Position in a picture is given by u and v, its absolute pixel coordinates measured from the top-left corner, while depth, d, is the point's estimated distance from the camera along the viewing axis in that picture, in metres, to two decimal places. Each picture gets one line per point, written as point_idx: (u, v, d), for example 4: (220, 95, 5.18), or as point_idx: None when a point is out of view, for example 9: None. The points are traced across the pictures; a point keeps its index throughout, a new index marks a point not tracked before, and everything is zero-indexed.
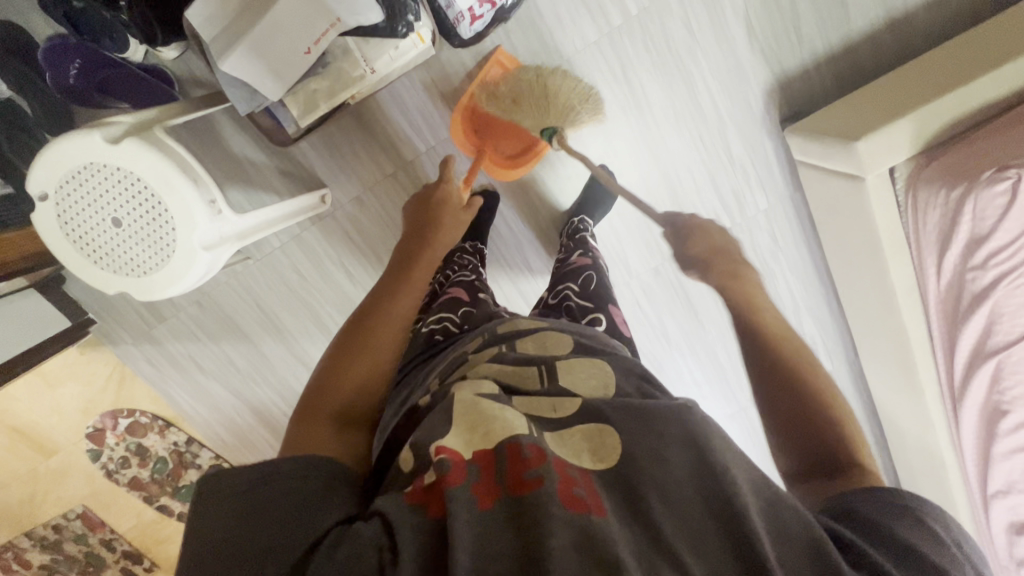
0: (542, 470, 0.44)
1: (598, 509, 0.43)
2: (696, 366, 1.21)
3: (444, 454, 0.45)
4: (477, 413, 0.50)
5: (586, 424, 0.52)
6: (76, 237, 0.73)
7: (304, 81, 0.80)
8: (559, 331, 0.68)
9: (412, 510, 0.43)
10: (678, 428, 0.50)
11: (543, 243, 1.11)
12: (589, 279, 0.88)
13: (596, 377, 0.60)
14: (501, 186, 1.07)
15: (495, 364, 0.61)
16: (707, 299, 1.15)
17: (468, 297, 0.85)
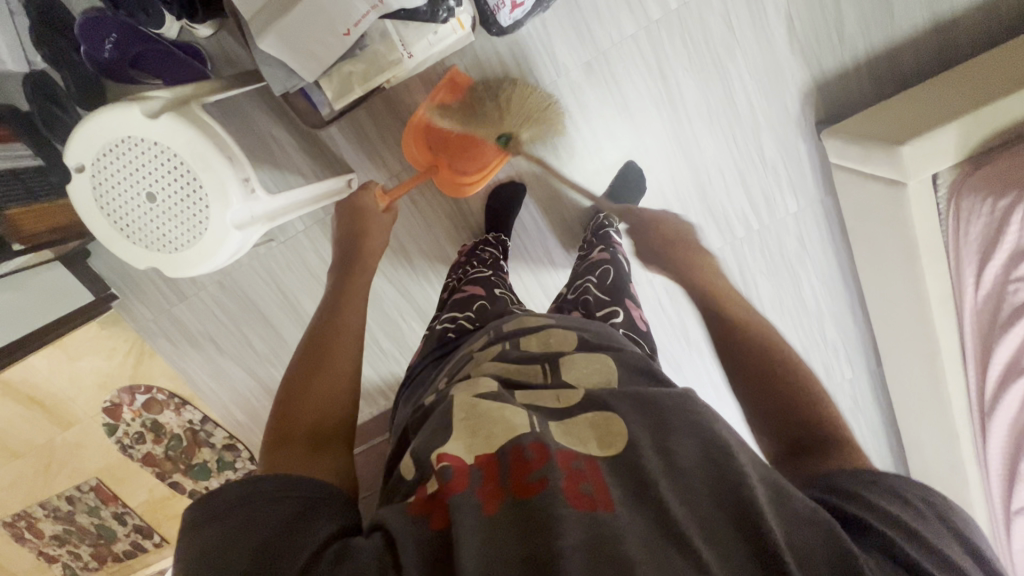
0: (546, 472, 0.44)
1: (605, 505, 0.43)
2: (713, 368, 1.20)
3: (446, 461, 0.45)
4: (474, 415, 0.50)
5: (590, 412, 0.52)
6: (110, 210, 0.73)
7: (340, 63, 0.79)
8: (568, 329, 0.67)
9: (414, 520, 0.43)
10: (687, 420, 0.50)
11: (566, 238, 1.10)
12: (608, 272, 0.87)
13: (601, 372, 0.59)
14: (527, 179, 1.06)
15: (498, 362, 0.61)
16: None
17: (484, 292, 0.84)
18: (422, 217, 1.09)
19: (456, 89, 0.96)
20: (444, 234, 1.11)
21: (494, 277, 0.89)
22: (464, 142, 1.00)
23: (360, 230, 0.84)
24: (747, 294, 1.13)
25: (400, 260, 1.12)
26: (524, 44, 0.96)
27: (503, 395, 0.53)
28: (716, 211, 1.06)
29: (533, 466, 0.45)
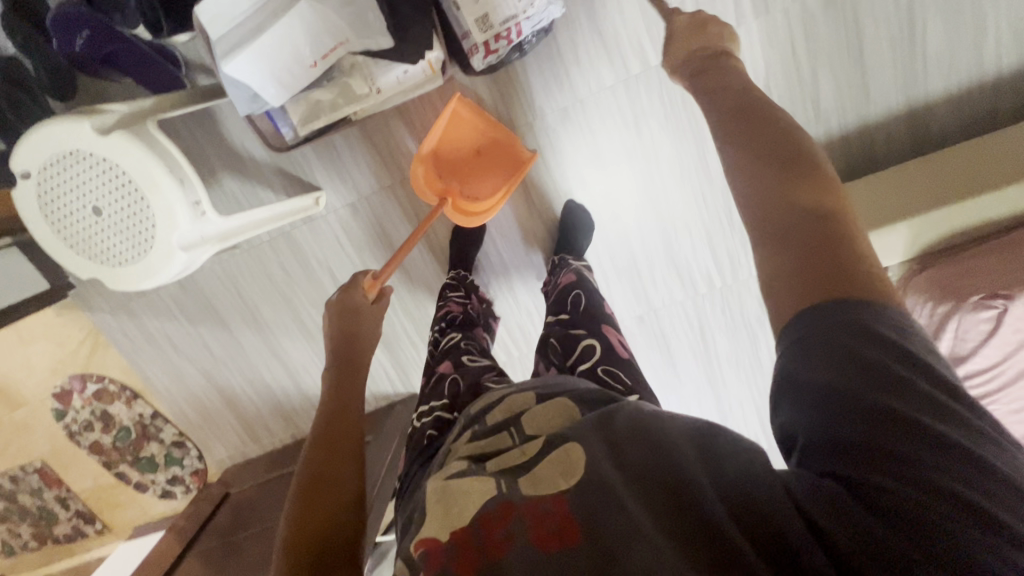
0: (511, 528, 0.44)
1: (570, 536, 0.43)
2: None
3: (423, 547, 0.44)
4: (443, 495, 0.48)
5: (549, 454, 0.49)
6: (56, 219, 0.71)
7: (308, 90, 0.78)
8: (524, 389, 0.65)
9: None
10: (631, 423, 0.49)
11: (531, 277, 1.10)
12: (578, 299, 0.87)
13: (564, 417, 0.58)
14: (497, 215, 1.06)
15: (469, 445, 0.59)
16: (688, 354, 1.14)
17: (454, 366, 0.82)
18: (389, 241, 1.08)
19: (465, 115, 0.94)
20: (410, 259, 1.10)
21: (465, 341, 0.88)
22: (474, 167, 0.99)
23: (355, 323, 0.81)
24: (705, 349, 1.14)
25: None
26: (504, 84, 0.96)
27: (472, 468, 0.51)
28: (680, 265, 1.07)
29: (502, 522, 0.45)
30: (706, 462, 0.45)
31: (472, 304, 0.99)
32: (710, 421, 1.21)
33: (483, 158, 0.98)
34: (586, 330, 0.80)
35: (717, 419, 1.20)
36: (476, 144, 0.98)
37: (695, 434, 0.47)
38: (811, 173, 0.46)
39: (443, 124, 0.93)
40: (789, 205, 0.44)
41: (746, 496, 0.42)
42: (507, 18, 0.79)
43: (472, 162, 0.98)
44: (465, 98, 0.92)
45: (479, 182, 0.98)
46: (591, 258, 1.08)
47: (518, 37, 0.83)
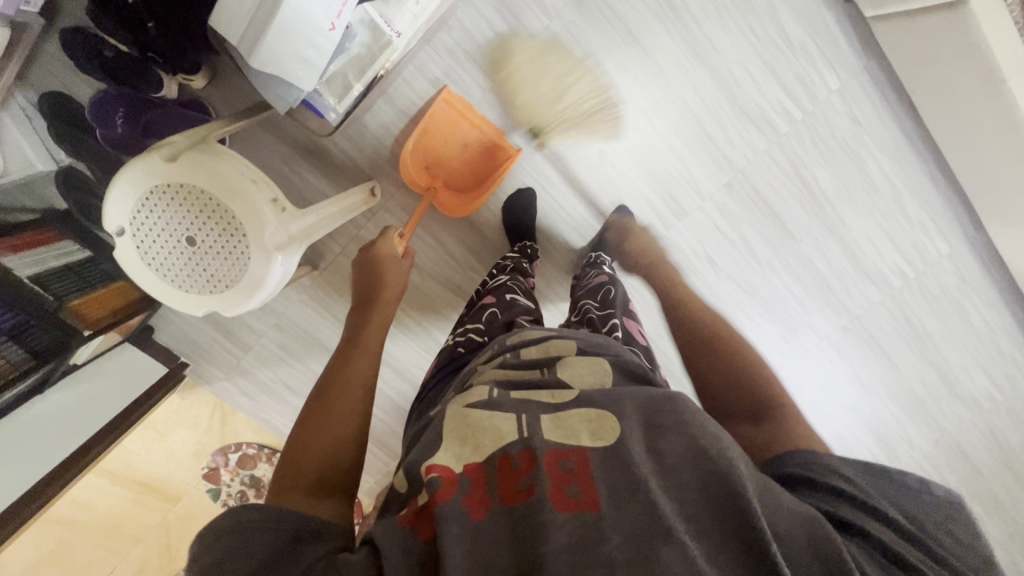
0: (532, 479, 0.45)
1: (591, 505, 0.44)
2: (793, 281, 1.12)
3: (434, 471, 0.45)
4: (462, 424, 0.50)
5: (585, 407, 0.52)
6: (158, 265, 0.73)
7: (332, 65, 0.78)
8: (565, 336, 0.66)
9: (404, 531, 0.43)
10: (677, 418, 0.50)
11: (600, 185, 1.05)
12: (609, 292, 0.87)
13: (595, 373, 0.60)
14: (545, 137, 1.01)
15: (499, 368, 0.62)
16: (791, 204, 1.06)
17: (495, 299, 0.86)
18: None
19: (454, 107, 0.96)
20: (476, 216, 1.09)
21: (511, 283, 0.90)
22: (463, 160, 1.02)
23: (378, 278, 0.79)
24: (807, 190, 1.05)
25: (443, 253, 1.11)
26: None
27: (495, 399, 0.53)
28: (751, 111, 1.00)
29: (519, 474, 0.46)
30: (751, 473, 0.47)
31: (530, 264, 1.00)
32: (841, 268, 1.11)
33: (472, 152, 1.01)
34: (619, 311, 0.82)
35: (847, 261, 1.11)
36: (465, 139, 1.00)
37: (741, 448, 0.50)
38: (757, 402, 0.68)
39: (428, 115, 0.96)
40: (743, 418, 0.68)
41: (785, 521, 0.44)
42: None
43: (461, 155, 1.01)
44: (454, 90, 0.95)
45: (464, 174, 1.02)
46: (652, 135, 1.01)
47: None
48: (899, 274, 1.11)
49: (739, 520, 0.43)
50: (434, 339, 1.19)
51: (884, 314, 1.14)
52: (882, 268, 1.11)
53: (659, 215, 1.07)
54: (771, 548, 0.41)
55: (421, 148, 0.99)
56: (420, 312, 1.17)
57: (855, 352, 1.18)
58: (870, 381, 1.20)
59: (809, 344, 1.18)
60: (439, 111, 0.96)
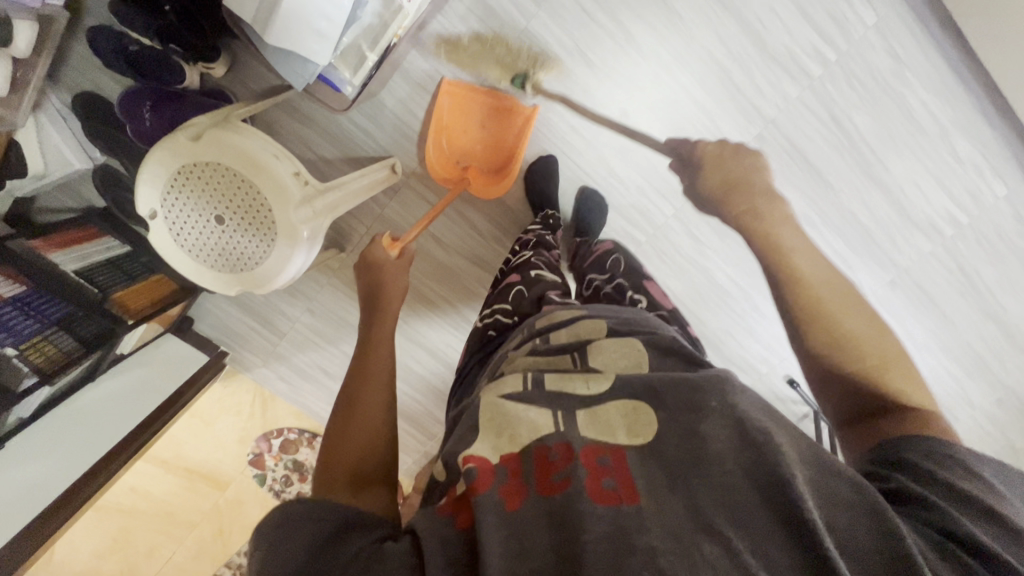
0: (569, 472, 0.43)
1: (629, 498, 0.41)
2: (835, 235, 1.06)
3: (470, 462, 0.44)
4: (499, 416, 0.49)
5: (618, 400, 0.50)
6: (191, 245, 0.74)
7: (345, 37, 0.78)
8: (595, 316, 0.65)
9: (443, 520, 0.43)
10: (721, 401, 0.47)
11: (624, 147, 1.02)
12: (617, 262, 0.92)
13: (631, 359, 0.57)
14: (566, 101, 0.99)
15: (530, 355, 0.60)
16: (829, 153, 1.01)
17: (520, 278, 0.84)
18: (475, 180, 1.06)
19: (457, 93, 0.98)
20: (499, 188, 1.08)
21: (535, 258, 0.88)
22: (483, 140, 1.03)
23: (376, 280, 0.76)
24: (846, 137, 1.00)
25: (468, 228, 1.10)
26: None
27: (527, 391, 0.52)
28: (781, 55, 0.95)
29: (555, 466, 0.44)
30: (806, 462, 0.44)
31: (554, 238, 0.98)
32: (886, 219, 1.05)
33: (493, 131, 1.02)
34: (629, 279, 0.87)
35: (891, 211, 1.04)
36: (480, 117, 1.01)
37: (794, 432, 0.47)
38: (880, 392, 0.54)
39: (436, 111, 0.98)
40: (842, 393, 0.55)
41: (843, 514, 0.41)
42: None
43: (480, 136, 1.02)
44: (452, 79, 0.96)
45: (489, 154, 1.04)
46: (676, 89, 0.98)
47: None
48: (951, 221, 1.05)
49: (784, 509, 0.40)
50: (462, 315, 1.19)
51: (937, 266, 1.08)
52: (932, 216, 1.05)
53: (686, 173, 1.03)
54: (822, 537, 0.38)
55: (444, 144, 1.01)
56: (448, 289, 1.16)
57: (904, 308, 1.12)
58: (922, 339, 1.14)
59: None
60: (445, 102, 0.98)
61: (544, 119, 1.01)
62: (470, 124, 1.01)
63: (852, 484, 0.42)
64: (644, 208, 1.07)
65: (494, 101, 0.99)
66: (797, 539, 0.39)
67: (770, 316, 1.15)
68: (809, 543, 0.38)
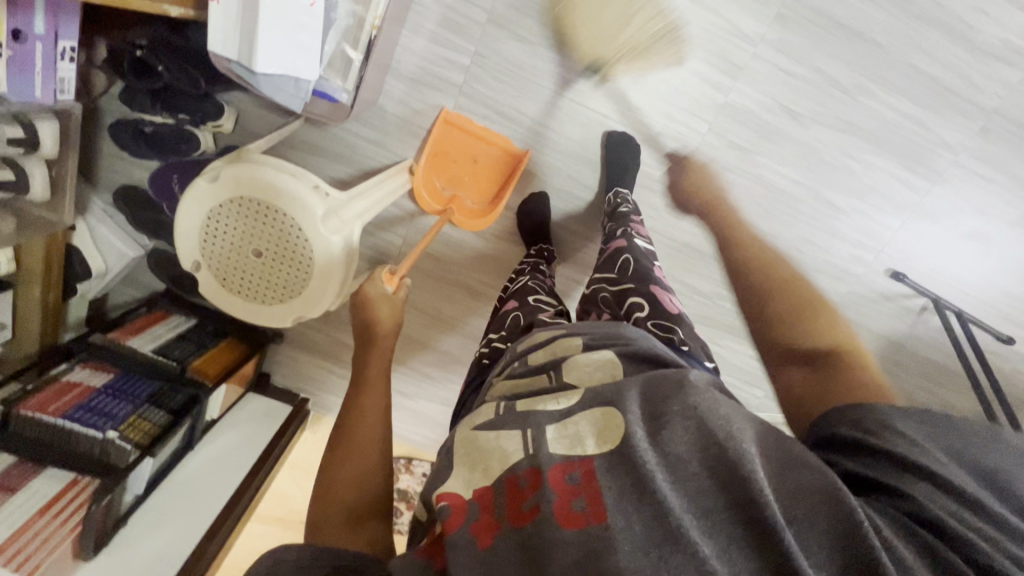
0: (537, 498, 0.41)
1: (596, 518, 0.38)
2: (896, 97, 0.95)
3: (444, 500, 0.44)
4: (471, 446, 0.48)
5: (590, 410, 0.46)
6: (237, 286, 0.76)
7: (327, 44, 0.78)
8: (572, 332, 0.59)
9: (417, 563, 0.43)
10: (684, 401, 0.43)
11: (637, 74, 0.96)
12: (626, 261, 0.81)
13: (606, 370, 0.52)
14: (563, 46, 0.94)
15: (508, 380, 0.57)
16: (864, 8, 0.90)
17: (518, 304, 0.80)
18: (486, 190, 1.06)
19: (455, 126, 0.99)
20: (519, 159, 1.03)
21: (532, 283, 0.85)
22: (474, 175, 1.04)
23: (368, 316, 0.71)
24: None
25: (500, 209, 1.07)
26: None
27: (500, 415, 0.50)
28: None
29: (526, 492, 0.42)
30: (764, 452, 0.41)
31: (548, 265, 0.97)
32: (954, 60, 0.92)
33: (483, 167, 1.04)
34: (636, 283, 0.76)
35: (958, 49, 0.91)
36: (475, 153, 1.03)
37: (748, 421, 0.43)
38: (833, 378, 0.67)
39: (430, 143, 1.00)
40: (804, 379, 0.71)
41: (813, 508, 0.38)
42: None
43: (469, 169, 1.04)
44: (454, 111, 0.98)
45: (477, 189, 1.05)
46: None
47: None
48: None
49: (744, 511, 0.37)
50: None
51: None
52: (1010, 40, 0.91)
53: (712, 82, 0.96)
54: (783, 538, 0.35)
55: (432, 170, 1.04)
56: (497, 277, 1.13)
57: (1005, 154, 0.98)
58: None
59: (944, 165, 1.00)
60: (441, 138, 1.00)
61: (545, 72, 0.95)
62: (461, 159, 1.03)
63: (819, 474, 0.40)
64: (677, 134, 1.00)
65: (493, 140, 1.00)
66: (751, 533, 0.37)
67: (849, 209, 1.04)
68: (759, 527, 0.36)
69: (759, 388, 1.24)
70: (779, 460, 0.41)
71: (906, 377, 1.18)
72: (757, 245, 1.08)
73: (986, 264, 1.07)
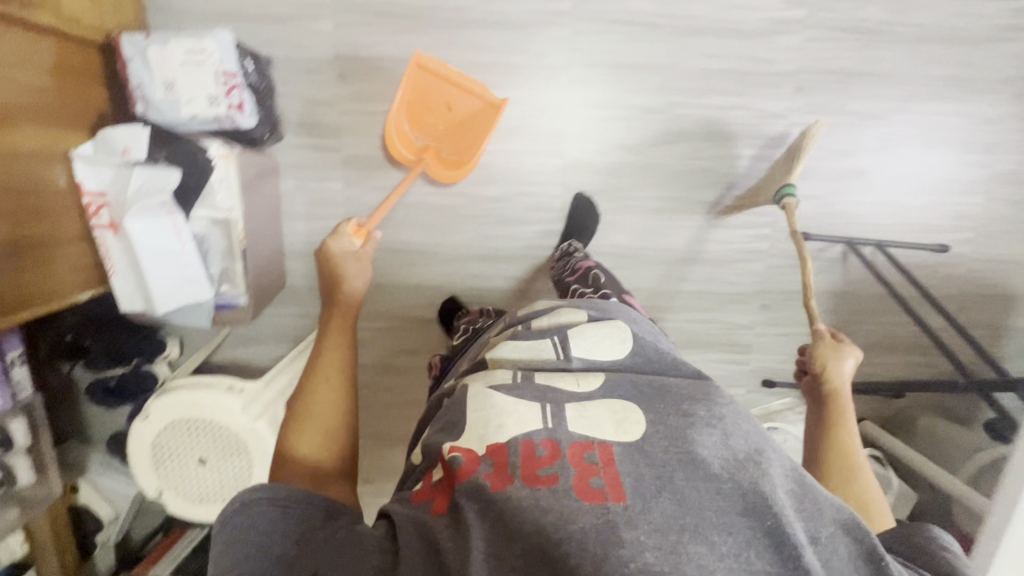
0: (556, 469, 0.46)
1: (615, 496, 0.44)
2: (706, 98, 1.05)
3: (457, 452, 0.49)
4: (483, 409, 0.52)
5: (608, 399, 0.53)
6: (198, 495, 0.85)
7: (211, 266, 0.92)
8: (576, 307, 0.67)
9: (423, 511, 0.49)
10: (710, 413, 0.50)
11: (483, 174, 1.08)
12: (598, 277, 0.88)
13: (612, 343, 0.61)
14: (414, 180, 1.08)
15: (514, 344, 0.63)
16: (638, 48, 1.02)
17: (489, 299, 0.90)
18: (405, 315, 1.15)
19: (428, 72, 0.99)
20: (421, 279, 1.14)
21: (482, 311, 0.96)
22: (455, 127, 1.04)
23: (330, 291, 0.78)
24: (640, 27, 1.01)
25: (425, 325, 1.16)
26: (306, 120, 1.04)
27: (522, 381, 0.56)
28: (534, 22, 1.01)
29: (541, 461, 0.47)
30: (799, 486, 0.48)
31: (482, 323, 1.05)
32: (736, 52, 1.03)
33: (460, 115, 1.03)
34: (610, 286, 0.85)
35: (733, 42, 1.02)
36: (454, 99, 1.01)
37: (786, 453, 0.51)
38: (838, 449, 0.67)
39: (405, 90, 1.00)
40: None
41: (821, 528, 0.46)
42: (214, 75, 0.86)
43: (450, 120, 1.04)
44: (424, 54, 0.96)
45: (458, 139, 1.05)
46: None
47: (238, 77, 0.89)
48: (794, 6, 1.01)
49: (764, 514, 0.43)
50: None
51: (819, 46, 1.03)
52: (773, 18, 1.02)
53: (547, 152, 1.08)
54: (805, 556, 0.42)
55: (409, 119, 1.05)
56: None
57: (828, 100, 1.06)
58: (868, 108, 1.06)
59: (782, 129, 1.07)
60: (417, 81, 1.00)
61: (410, 204, 1.10)
62: (441, 106, 1.03)
63: (835, 509, 0.48)
64: (540, 203, 1.10)
65: (467, 85, 0.99)
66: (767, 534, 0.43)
67: (723, 199, 1.10)
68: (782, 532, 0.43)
69: (738, 386, 1.23)
70: (797, 478, 0.48)
71: (867, 320, 1.17)
72: (660, 263, 1.14)
73: (875, 191, 1.10)
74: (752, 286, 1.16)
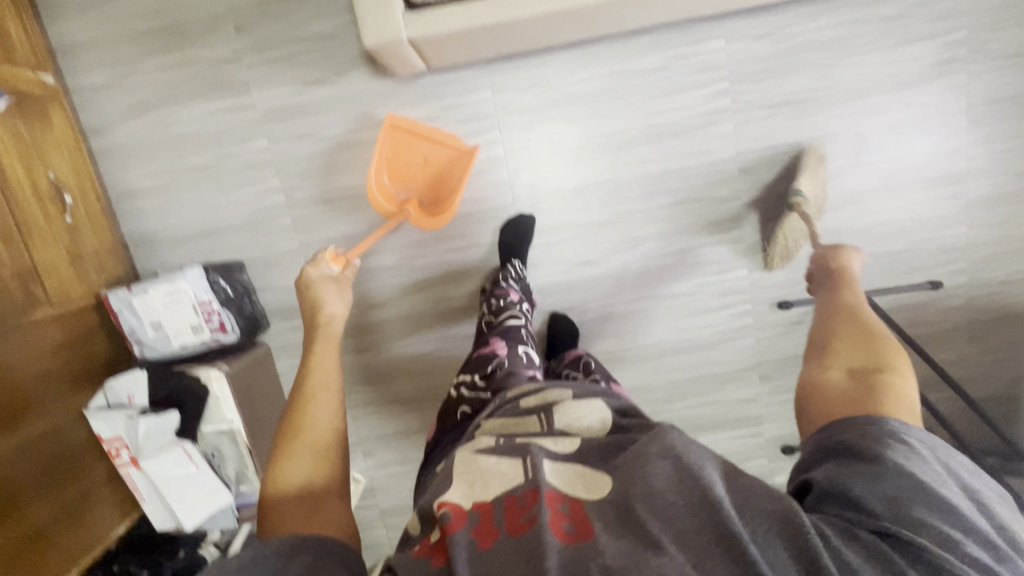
0: (535, 511, 0.46)
1: (584, 533, 0.44)
2: (655, 203, 1.07)
3: (445, 507, 0.47)
4: (471, 469, 0.53)
5: (581, 465, 0.53)
6: None
7: (226, 474, 0.99)
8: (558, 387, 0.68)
9: (420, 560, 0.45)
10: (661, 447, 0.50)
11: (460, 317, 1.13)
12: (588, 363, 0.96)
13: (589, 416, 0.62)
14: (397, 337, 1.14)
15: (500, 422, 0.64)
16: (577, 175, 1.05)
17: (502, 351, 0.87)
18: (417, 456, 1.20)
19: (400, 132, 0.99)
20: (424, 421, 1.18)
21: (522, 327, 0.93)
22: (430, 177, 1.03)
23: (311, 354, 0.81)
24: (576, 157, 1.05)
25: None
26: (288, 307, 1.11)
27: (502, 445, 0.57)
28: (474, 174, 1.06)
29: (525, 509, 0.47)
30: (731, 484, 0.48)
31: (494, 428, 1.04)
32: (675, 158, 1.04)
33: (433, 167, 1.03)
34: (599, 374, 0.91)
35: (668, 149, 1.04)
36: (425, 153, 1.02)
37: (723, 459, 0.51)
38: (864, 331, 0.68)
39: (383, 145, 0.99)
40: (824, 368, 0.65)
41: (775, 521, 0.44)
42: (193, 307, 0.95)
43: (423, 171, 1.03)
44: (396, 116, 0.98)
45: (434, 188, 1.03)
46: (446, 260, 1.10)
47: (214, 301, 0.97)
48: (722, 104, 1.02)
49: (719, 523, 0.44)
50: None
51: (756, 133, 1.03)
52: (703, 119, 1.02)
53: None
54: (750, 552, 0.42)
55: (385, 174, 1.02)
56: None
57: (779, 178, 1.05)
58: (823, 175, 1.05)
59: (737, 211, 1.07)
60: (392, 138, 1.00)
61: (399, 358, 1.15)
62: (413, 159, 1.02)
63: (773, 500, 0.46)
64: None
65: (435, 140, 1.00)
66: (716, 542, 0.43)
67: (695, 288, 1.10)
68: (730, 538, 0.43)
69: (758, 457, 1.21)
70: (744, 490, 0.47)
71: None
72: (649, 360, 1.15)
73: None
74: (748, 362, 1.14)
